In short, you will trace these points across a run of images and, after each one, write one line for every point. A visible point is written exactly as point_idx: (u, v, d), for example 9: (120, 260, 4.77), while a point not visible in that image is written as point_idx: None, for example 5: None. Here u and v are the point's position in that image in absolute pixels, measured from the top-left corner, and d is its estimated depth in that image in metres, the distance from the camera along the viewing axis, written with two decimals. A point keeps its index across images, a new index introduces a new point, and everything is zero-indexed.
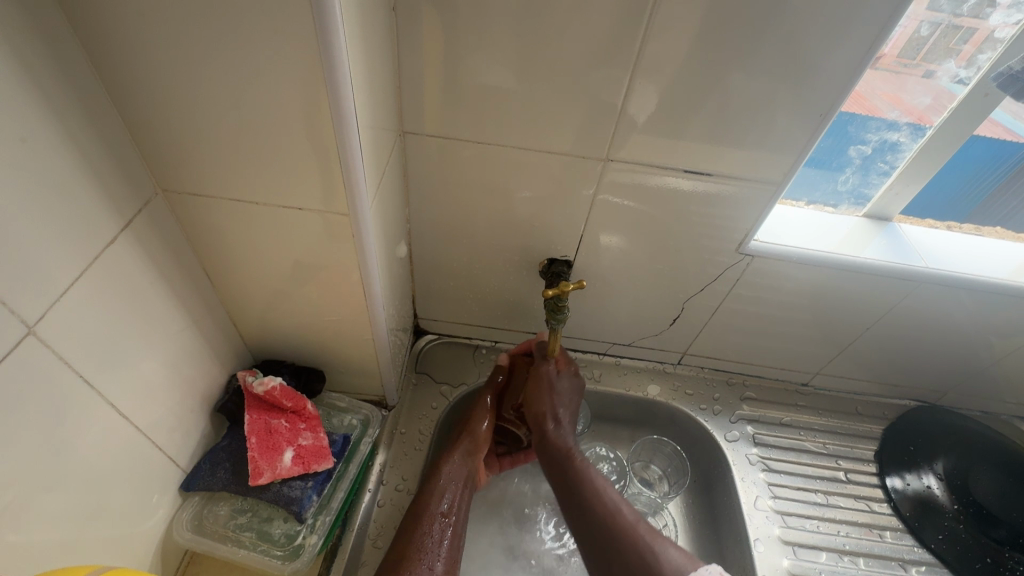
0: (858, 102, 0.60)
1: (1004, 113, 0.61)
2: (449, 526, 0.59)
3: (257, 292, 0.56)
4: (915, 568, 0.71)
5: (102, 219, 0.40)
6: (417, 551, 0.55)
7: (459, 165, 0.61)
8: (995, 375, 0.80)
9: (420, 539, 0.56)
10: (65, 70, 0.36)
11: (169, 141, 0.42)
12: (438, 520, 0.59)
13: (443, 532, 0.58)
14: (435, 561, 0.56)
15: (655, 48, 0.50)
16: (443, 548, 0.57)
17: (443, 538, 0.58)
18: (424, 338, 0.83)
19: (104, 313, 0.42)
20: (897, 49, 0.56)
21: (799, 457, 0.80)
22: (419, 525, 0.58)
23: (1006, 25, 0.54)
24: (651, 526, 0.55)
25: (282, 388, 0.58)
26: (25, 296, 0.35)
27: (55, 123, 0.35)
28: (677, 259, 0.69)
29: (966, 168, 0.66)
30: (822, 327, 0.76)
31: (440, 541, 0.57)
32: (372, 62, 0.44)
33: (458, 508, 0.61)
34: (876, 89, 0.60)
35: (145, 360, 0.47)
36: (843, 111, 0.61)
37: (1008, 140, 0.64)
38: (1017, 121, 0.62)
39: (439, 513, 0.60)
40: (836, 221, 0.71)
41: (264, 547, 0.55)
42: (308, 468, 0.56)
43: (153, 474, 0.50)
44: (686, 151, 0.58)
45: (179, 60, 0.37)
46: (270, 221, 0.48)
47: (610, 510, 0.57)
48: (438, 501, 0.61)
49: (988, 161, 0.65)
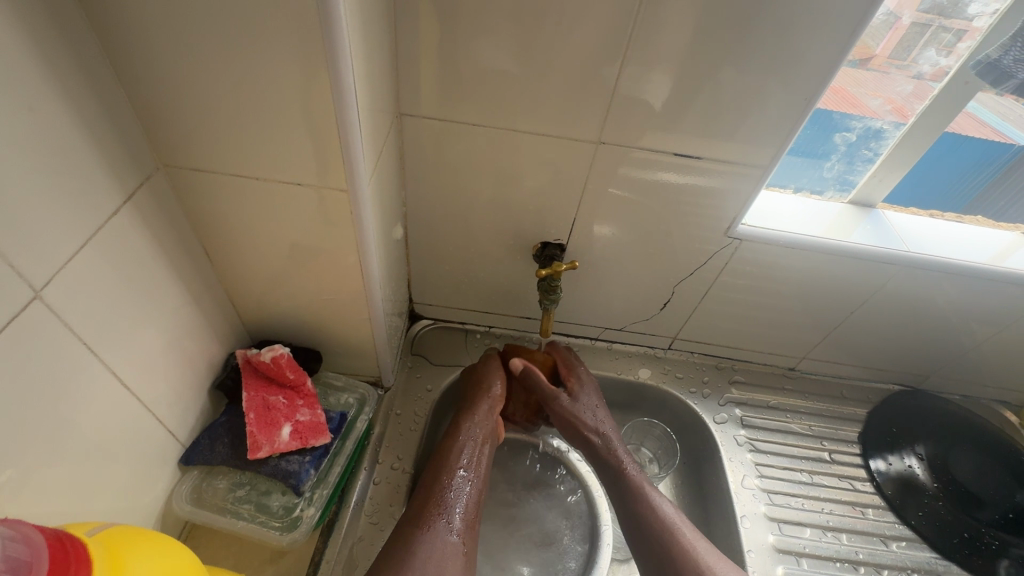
0: (845, 97, 0.63)
1: (990, 112, 0.64)
2: (469, 481, 0.61)
3: (256, 270, 0.57)
4: (896, 543, 0.73)
5: (105, 190, 0.41)
6: (436, 507, 0.57)
7: (455, 149, 0.62)
8: (976, 358, 0.82)
9: (440, 493, 0.58)
10: (71, 44, 0.37)
11: (171, 115, 0.43)
12: (458, 475, 0.61)
13: (463, 487, 0.60)
14: (454, 517, 0.57)
15: (648, 32, 0.51)
16: (462, 504, 0.59)
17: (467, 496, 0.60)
18: (419, 322, 0.84)
19: (106, 283, 0.42)
20: (888, 49, 0.59)
21: (786, 438, 0.82)
22: (438, 481, 0.60)
23: (984, 14, 0.55)
24: (708, 546, 0.59)
25: (284, 362, 0.60)
26: (31, 260, 0.36)
27: (63, 95, 0.36)
28: (667, 244, 0.70)
29: (953, 162, 0.69)
30: (808, 311, 0.78)
31: (459, 497, 0.59)
32: (370, 40, 0.45)
33: (477, 463, 0.63)
34: (863, 89, 0.62)
35: (146, 333, 0.48)
36: (829, 106, 0.64)
37: (997, 141, 0.67)
38: (1005, 122, 0.65)
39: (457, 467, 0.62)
40: (823, 208, 0.73)
41: (261, 519, 0.55)
42: (306, 443, 0.57)
43: (152, 447, 0.51)
44: (678, 135, 0.59)
45: (183, 36, 0.38)
46: (267, 197, 0.49)
47: (671, 522, 0.60)
48: (457, 457, 0.62)
49: (978, 160, 0.69)
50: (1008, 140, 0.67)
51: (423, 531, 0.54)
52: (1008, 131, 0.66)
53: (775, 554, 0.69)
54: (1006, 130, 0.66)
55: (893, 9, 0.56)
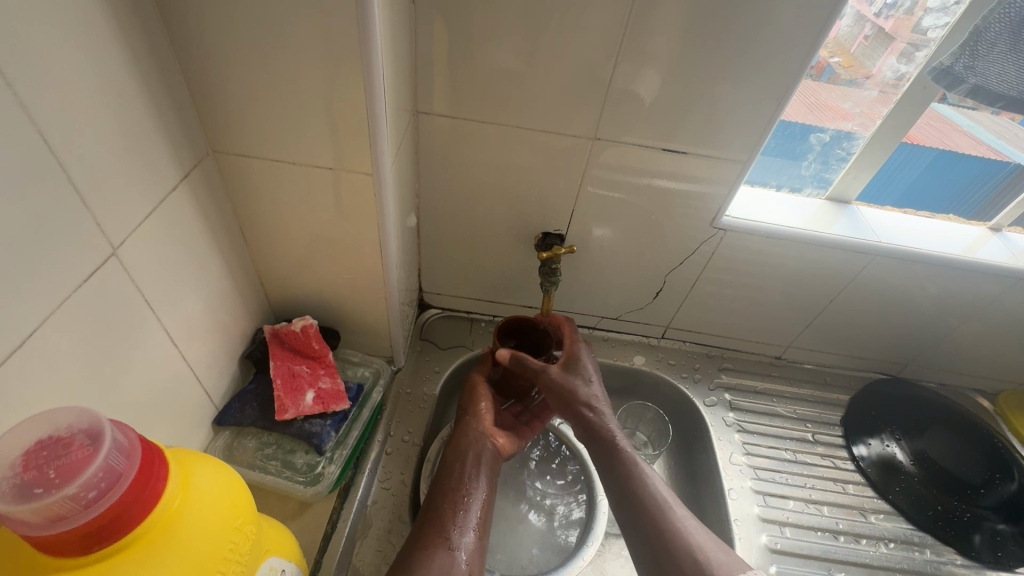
0: (832, 109, 0.71)
1: (986, 131, 0.76)
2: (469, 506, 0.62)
3: (285, 251, 0.63)
4: (875, 515, 0.78)
5: (167, 168, 0.47)
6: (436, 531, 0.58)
7: (465, 145, 0.68)
8: (950, 346, 0.88)
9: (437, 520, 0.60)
10: (148, 42, 0.43)
11: (223, 107, 0.50)
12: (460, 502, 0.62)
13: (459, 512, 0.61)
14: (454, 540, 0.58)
15: (638, 40, 0.58)
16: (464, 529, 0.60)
17: (471, 515, 0.61)
18: (428, 311, 0.90)
19: (164, 250, 0.48)
20: (882, 68, 0.67)
21: (772, 420, 0.87)
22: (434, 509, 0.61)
23: (937, 27, 0.62)
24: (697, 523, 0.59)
25: (307, 336, 0.66)
26: (111, 221, 0.42)
27: (141, 84, 0.43)
28: (659, 235, 0.76)
29: (937, 173, 0.78)
30: (790, 299, 0.84)
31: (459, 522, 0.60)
32: (395, 43, 0.52)
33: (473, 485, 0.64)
34: (847, 98, 0.70)
35: (192, 299, 0.54)
36: (828, 125, 0.72)
37: (994, 158, 0.76)
38: (1000, 140, 0.76)
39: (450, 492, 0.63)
40: (802, 204, 0.79)
41: (287, 474, 0.61)
42: (327, 408, 0.63)
43: (193, 404, 0.57)
44: (666, 133, 0.65)
45: (240, 38, 0.45)
46: (301, 181, 0.55)
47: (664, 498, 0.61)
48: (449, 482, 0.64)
49: (977, 173, 0.78)
50: (1007, 157, 0.76)
51: (424, 553, 0.56)
52: (1006, 150, 0.76)
53: (759, 524, 0.74)
54: (1003, 148, 0.76)
55: (885, 29, 0.65)
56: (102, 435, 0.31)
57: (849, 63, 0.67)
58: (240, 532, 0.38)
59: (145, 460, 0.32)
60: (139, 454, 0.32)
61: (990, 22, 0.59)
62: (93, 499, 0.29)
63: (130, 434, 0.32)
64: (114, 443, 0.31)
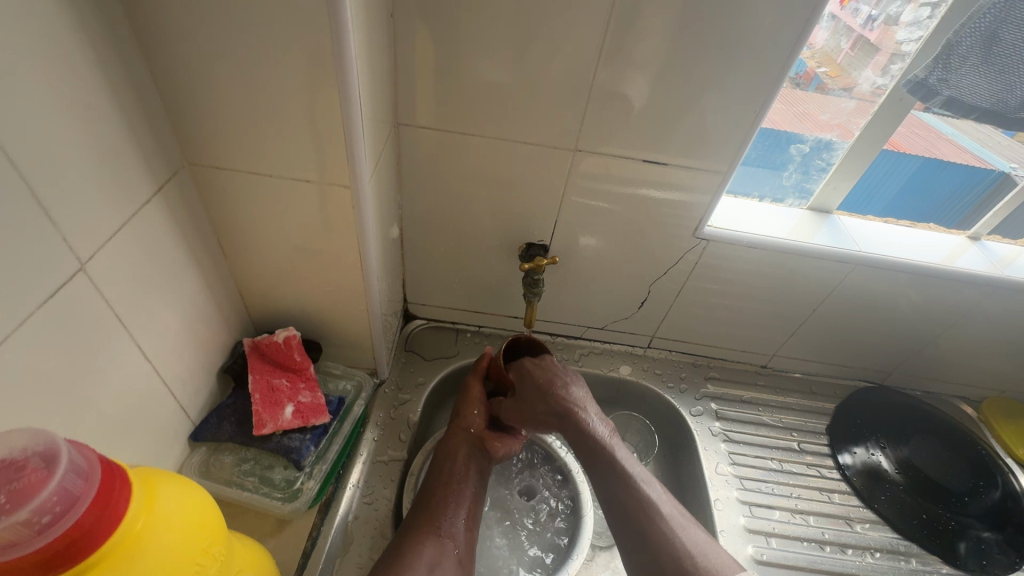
0: (811, 120, 0.72)
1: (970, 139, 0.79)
2: (459, 501, 0.63)
3: (264, 264, 0.62)
4: (861, 524, 0.77)
5: (138, 181, 0.47)
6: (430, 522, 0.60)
7: (447, 156, 0.68)
8: (934, 353, 0.88)
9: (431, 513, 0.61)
10: (119, 54, 0.43)
11: (198, 119, 0.49)
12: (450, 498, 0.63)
13: (451, 503, 0.63)
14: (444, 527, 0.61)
15: (616, 51, 0.58)
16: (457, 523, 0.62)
17: (462, 506, 0.63)
18: (413, 322, 0.90)
19: (136, 263, 0.48)
20: (862, 79, 0.68)
21: (758, 429, 0.87)
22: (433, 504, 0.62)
23: (910, 41, 0.63)
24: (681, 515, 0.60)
25: (286, 349, 0.65)
26: (79, 236, 0.41)
27: (110, 96, 0.43)
28: (643, 244, 0.76)
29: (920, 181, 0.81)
30: (774, 309, 0.84)
31: (452, 513, 0.62)
32: (372, 55, 0.52)
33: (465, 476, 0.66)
34: (826, 109, 0.71)
35: (167, 313, 0.53)
36: (809, 135, 0.73)
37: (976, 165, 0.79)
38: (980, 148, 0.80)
39: (442, 484, 0.65)
40: (785, 213, 0.79)
41: (265, 490, 0.60)
42: (307, 422, 0.62)
43: (168, 421, 0.55)
44: (646, 143, 0.65)
45: (213, 51, 0.45)
46: (278, 193, 0.55)
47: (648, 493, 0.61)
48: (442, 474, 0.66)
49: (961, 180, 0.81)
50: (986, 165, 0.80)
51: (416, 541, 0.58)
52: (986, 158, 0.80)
53: (745, 535, 0.74)
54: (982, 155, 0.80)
55: (869, 40, 0.65)
56: (58, 457, 0.30)
57: (835, 73, 0.68)
58: (207, 554, 0.37)
59: (104, 483, 0.31)
60: (98, 477, 0.31)
61: (962, 35, 0.59)
62: (46, 524, 0.28)
63: (88, 455, 0.31)
64: (71, 465, 0.30)
